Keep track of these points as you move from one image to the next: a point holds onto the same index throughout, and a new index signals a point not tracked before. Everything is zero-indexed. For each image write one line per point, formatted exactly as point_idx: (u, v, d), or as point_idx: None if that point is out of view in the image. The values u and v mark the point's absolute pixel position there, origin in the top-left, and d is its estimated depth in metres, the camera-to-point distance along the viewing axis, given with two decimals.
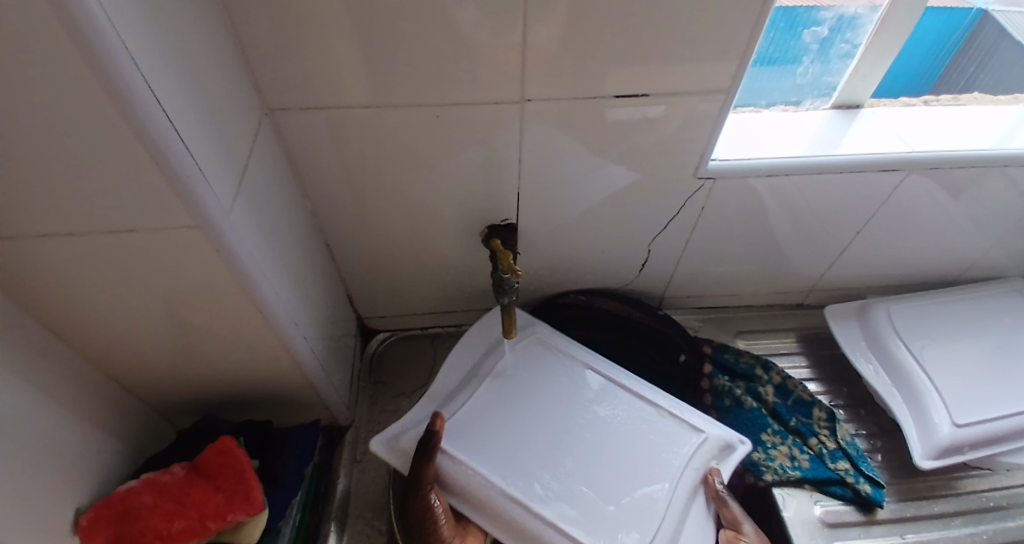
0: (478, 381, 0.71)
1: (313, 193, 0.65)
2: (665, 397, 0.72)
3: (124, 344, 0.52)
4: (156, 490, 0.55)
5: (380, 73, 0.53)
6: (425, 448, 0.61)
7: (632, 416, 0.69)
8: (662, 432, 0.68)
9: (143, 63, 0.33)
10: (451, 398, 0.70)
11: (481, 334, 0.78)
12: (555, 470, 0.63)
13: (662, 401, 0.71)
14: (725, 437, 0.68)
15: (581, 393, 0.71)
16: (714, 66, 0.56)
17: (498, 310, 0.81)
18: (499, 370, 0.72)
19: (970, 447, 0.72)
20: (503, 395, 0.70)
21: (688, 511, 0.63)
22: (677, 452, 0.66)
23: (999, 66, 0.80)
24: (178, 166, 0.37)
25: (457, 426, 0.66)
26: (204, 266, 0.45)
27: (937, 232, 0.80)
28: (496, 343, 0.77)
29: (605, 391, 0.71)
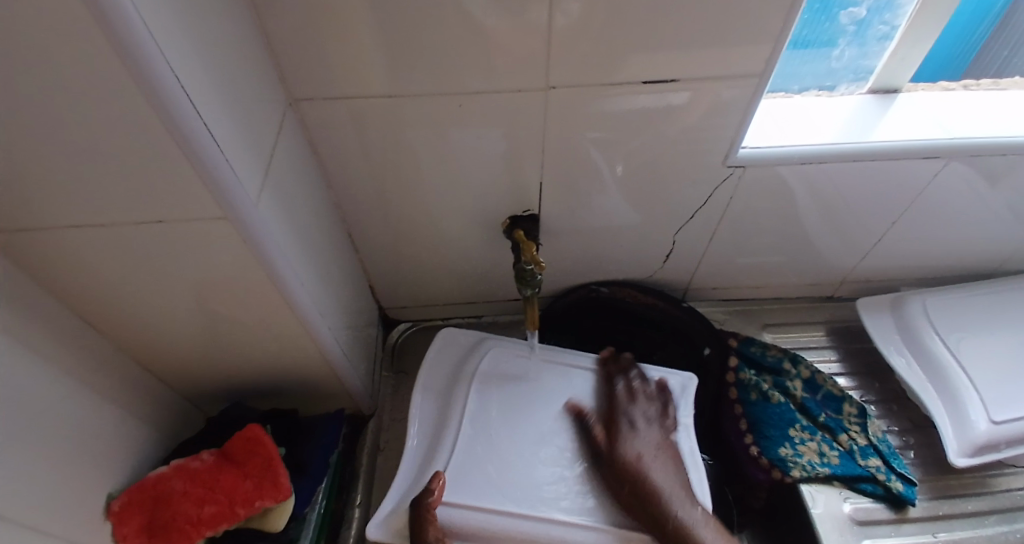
0: (456, 407, 0.66)
1: (336, 184, 0.65)
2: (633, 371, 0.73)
3: (155, 333, 0.54)
4: (187, 476, 0.56)
5: (401, 61, 0.52)
6: (422, 506, 0.56)
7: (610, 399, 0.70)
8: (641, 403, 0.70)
9: (172, 54, 0.33)
10: (443, 426, 0.65)
11: (448, 352, 0.73)
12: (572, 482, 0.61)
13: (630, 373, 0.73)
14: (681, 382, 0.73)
15: (563, 392, 0.70)
16: (747, 50, 0.54)
17: (455, 331, 0.75)
18: (475, 391, 0.68)
19: (1008, 445, 0.70)
20: (485, 416, 0.66)
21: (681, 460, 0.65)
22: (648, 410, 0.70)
23: None
24: (207, 158, 0.37)
25: (455, 467, 0.61)
26: (231, 256, 0.45)
27: (978, 222, 0.77)
28: (466, 362, 0.72)
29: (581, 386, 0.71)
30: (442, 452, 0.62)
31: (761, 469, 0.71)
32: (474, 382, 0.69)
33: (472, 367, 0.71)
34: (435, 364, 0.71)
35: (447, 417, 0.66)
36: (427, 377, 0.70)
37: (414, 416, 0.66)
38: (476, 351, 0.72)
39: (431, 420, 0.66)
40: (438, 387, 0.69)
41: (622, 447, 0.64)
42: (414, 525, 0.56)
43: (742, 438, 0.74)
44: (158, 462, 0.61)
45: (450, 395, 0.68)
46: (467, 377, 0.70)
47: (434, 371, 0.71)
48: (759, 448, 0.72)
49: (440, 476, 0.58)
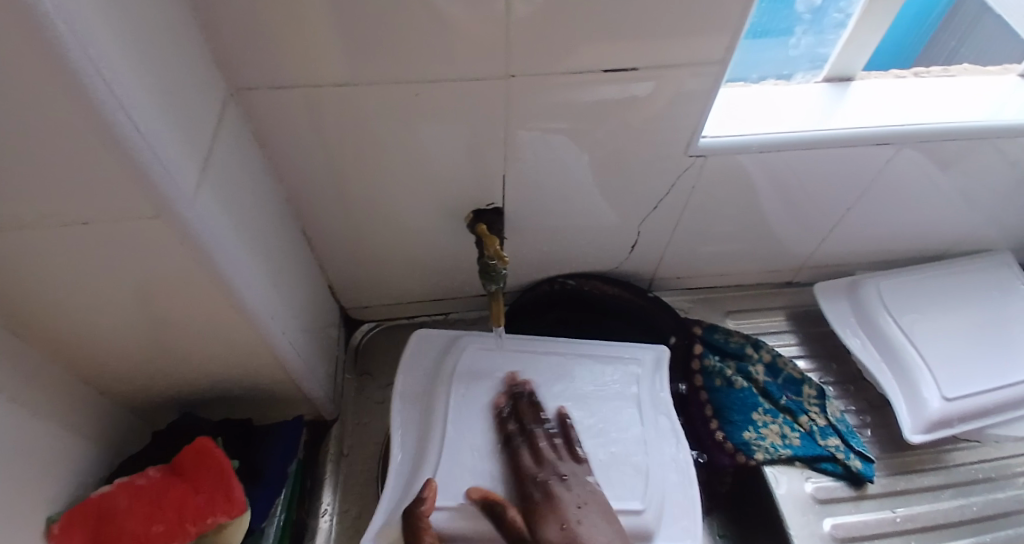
0: (440, 410, 0.63)
1: (288, 178, 0.62)
2: (605, 354, 0.71)
3: (90, 342, 0.50)
4: (133, 491, 0.53)
5: (356, 47, 0.49)
6: (414, 515, 0.54)
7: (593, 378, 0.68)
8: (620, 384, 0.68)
9: (90, 36, 0.29)
10: (429, 425, 0.63)
11: (420, 350, 0.71)
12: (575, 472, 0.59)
13: (604, 351, 0.72)
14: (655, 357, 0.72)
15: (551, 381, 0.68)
16: (708, 37, 0.53)
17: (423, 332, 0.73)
18: (456, 393, 0.65)
19: (959, 421, 0.73)
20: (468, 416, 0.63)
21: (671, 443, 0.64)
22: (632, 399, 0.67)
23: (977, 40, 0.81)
24: (136, 153, 0.34)
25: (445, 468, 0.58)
26: (171, 257, 0.42)
27: (927, 206, 0.80)
28: (441, 356, 0.70)
29: (562, 369, 0.69)
30: (430, 457, 0.59)
31: (726, 454, 0.72)
32: (454, 382, 0.66)
33: (449, 366, 0.68)
34: (412, 358, 0.70)
35: (431, 422, 0.63)
36: (406, 385, 0.67)
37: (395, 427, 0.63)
38: (451, 352, 0.70)
39: (416, 428, 0.63)
40: (417, 394, 0.67)
41: (539, 530, 0.54)
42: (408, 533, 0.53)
43: (707, 424, 0.74)
44: (103, 480, 0.57)
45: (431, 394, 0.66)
46: (445, 378, 0.67)
47: (412, 378, 0.68)
48: (724, 432, 0.74)
49: (432, 482, 0.56)
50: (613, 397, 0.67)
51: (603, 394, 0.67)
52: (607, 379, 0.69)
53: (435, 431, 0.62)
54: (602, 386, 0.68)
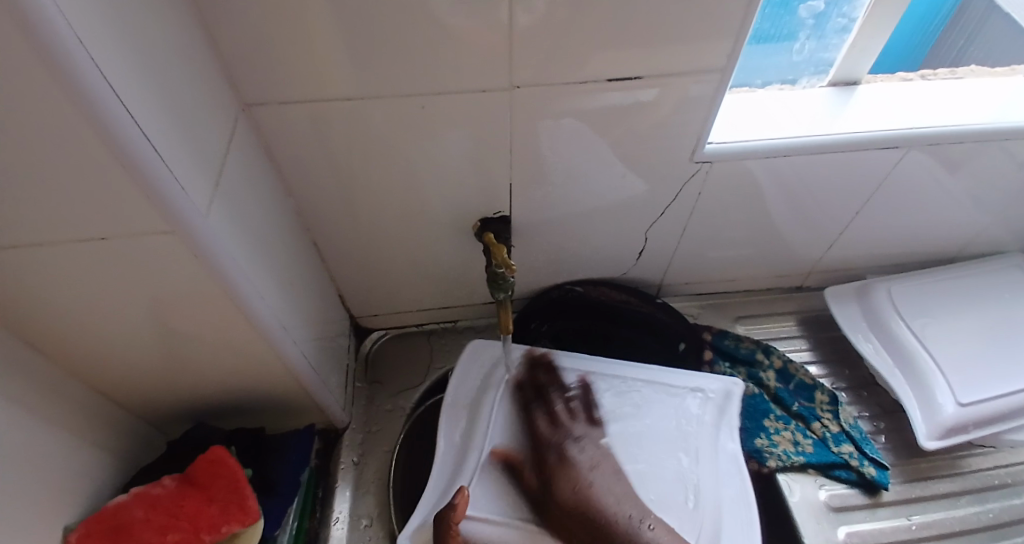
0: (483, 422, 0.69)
1: (297, 190, 0.63)
2: (660, 375, 0.74)
3: (105, 354, 0.51)
4: (147, 504, 0.53)
5: (362, 62, 0.51)
6: (446, 520, 0.60)
7: (646, 400, 0.71)
8: (672, 407, 0.71)
9: (102, 58, 0.31)
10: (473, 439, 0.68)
11: (471, 363, 0.76)
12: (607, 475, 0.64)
13: (660, 375, 0.74)
14: (721, 388, 0.72)
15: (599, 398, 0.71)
16: (709, 45, 0.54)
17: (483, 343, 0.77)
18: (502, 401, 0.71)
19: (975, 426, 0.72)
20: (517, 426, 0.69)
21: (723, 467, 0.66)
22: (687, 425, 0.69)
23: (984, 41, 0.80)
24: (147, 170, 0.35)
25: (481, 475, 0.65)
26: (184, 271, 0.43)
27: (937, 209, 0.79)
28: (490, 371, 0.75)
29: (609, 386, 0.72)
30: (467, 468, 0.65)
31: None
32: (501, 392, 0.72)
33: (497, 379, 0.73)
34: (464, 372, 0.75)
35: (473, 431, 0.69)
36: (454, 395, 0.72)
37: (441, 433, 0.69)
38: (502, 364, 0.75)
39: (458, 437, 0.69)
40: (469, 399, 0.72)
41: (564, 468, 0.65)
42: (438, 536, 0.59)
43: None
44: (118, 490, 0.58)
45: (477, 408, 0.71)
46: (493, 390, 0.72)
47: (463, 385, 0.73)
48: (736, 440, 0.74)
49: (463, 491, 0.61)
50: (676, 424, 0.69)
51: (664, 420, 0.69)
52: (670, 405, 0.71)
53: (477, 442, 0.68)
54: (664, 413, 0.70)
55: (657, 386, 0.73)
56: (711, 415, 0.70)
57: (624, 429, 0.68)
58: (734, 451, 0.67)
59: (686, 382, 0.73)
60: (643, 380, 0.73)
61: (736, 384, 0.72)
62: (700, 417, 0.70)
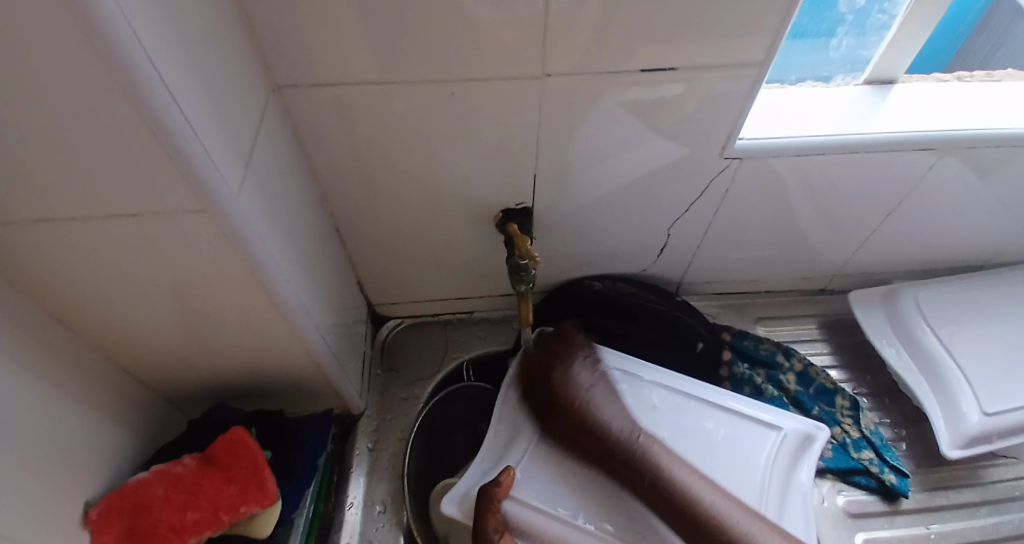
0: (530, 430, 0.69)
1: (322, 174, 0.63)
2: (740, 401, 0.71)
3: (131, 331, 0.51)
4: (167, 482, 0.54)
5: (393, 45, 0.50)
6: (489, 495, 0.60)
7: (716, 423, 0.69)
8: (745, 436, 0.68)
9: (143, 33, 0.30)
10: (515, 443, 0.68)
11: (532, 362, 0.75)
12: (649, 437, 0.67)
13: (740, 404, 0.70)
14: (806, 429, 0.68)
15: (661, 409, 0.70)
16: (748, 38, 0.52)
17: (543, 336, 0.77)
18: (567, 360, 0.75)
19: (1000, 437, 0.70)
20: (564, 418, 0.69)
21: (785, 506, 0.63)
22: (757, 456, 0.66)
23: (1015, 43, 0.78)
24: (182, 145, 0.34)
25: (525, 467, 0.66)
26: (212, 251, 0.43)
27: (969, 215, 0.77)
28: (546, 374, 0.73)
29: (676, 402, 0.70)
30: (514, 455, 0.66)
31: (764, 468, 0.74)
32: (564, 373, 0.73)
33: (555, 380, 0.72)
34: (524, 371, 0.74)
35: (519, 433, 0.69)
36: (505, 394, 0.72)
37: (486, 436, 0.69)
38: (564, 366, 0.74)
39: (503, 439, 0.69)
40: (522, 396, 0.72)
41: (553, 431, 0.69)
42: (477, 513, 0.60)
43: None
44: (138, 467, 0.58)
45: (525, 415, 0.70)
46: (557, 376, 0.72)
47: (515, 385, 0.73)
48: None
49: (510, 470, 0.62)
50: (747, 446, 0.67)
51: (733, 440, 0.67)
52: (744, 428, 0.69)
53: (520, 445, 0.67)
54: (737, 435, 0.68)
55: (733, 412, 0.70)
56: (788, 445, 0.67)
57: (683, 445, 0.66)
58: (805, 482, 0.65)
59: (770, 416, 0.69)
60: (719, 405, 0.70)
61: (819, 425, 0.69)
62: (776, 455, 0.66)
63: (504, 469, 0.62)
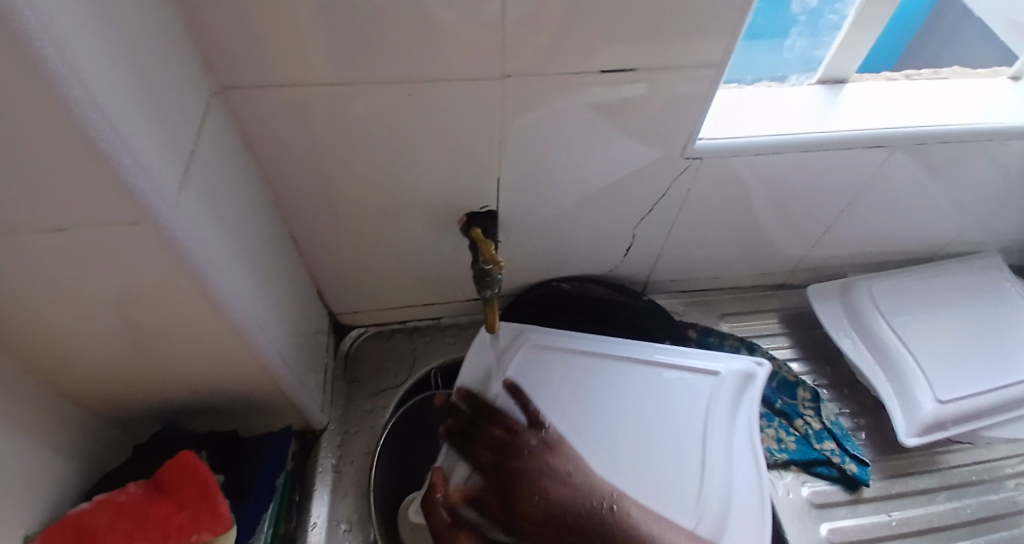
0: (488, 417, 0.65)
1: (275, 179, 0.60)
2: (676, 356, 0.70)
3: (67, 353, 0.47)
4: (112, 510, 0.50)
5: (349, 44, 0.48)
6: (432, 502, 0.59)
7: (657, 386, 0.67)
8: (686, 391, 0.67)
9: (63, 32, 0.28)
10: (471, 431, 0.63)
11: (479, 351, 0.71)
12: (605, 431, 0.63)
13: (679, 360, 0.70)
14: (744, 371, 0.68)
15: (605, 385, 0.67)
16: (709, 37, 0.52)
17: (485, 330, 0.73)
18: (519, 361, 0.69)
19: (954, 423, 0.73)
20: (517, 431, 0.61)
21: (735, 454, 0.62)
22: (698, 408, 0.65)
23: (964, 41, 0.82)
24: (111, 154, 0.32)
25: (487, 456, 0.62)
26: (153, 265, 0.40)
27: (919, 208, 0.80)
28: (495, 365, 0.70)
29: (614, 373, 0.68)
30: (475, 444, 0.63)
31: None
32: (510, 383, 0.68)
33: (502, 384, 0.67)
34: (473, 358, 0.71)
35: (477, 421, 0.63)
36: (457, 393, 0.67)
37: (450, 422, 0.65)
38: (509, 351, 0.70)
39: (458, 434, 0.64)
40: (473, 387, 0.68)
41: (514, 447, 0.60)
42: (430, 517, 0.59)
43: None
44: (80, 496, 0.54)
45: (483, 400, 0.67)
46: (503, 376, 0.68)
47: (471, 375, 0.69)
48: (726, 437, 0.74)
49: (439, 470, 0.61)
50: (690, 402, 0.66)
51: (681, 404, 0.66)
52: (687, 387, 0.67)
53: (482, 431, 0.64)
54: (681, 395, 0.67)
55: (672, 371, 0.69)
56: (731, 396, 0.66)
57: (630, 414, 0.65)
58: (753, 435, 0.64)
59: (707, 366, 0.69)
60: (655, 367, 0.69)
61: (759, 367, 0.68)
62: (720, 405, 0.66)
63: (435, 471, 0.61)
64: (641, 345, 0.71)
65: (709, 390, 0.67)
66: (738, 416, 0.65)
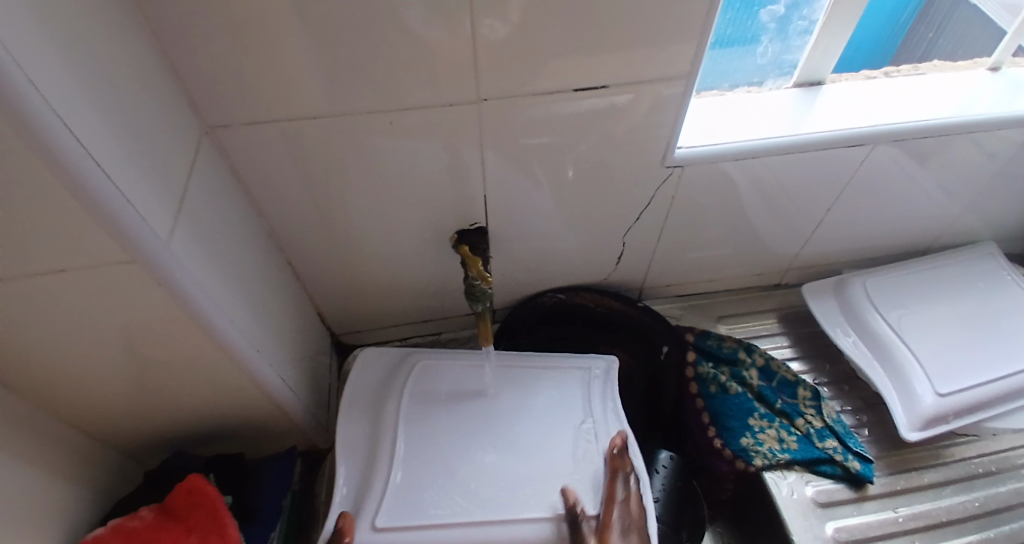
0: (387, 432, 0.61)
1: (268, 211, 0.62)
2: (544, 359, 0.71)
3: (75, 388, 0.50)
4: (124, 537, 0.52)
5: (328, 79, 0.50)
6: None
7: (527, 390, 0.68)
8: (553, 388, 0.68)
9: (53, 93, 0.30)
10: (376, 453, 0.60)
11: (370, 369, 0.69)
12: (483, 443, 0.61)
13: (547, 361, 0.71)
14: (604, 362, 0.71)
15: (491, 396, 0.66)
16: (674, 49, 0.54)
17: (372, 352, 0.70)
18: (416, 381, 0.67)
19: (955, 416, 0.72)
20: (419, 463, 0.59)
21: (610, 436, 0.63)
22: (568, 400, 0.66)
23: (956, 31, 0.81)
24: (102, 199, 0.34)
25: (398, 477, 0.58)
26: (150, 300, 0.42)
27: (908, 201, 0.80)
28: (388, 380, 0.67)
29: (492, 383, 0.68)
30: (382, 461, 0.59)
31: (723, 461, 0.72)
32: (405, 399, 0.65)
33: (392, 408, 0.64)
34: (359, 375, 0.68)
35: (377, 452, 0.60)
36: (348, 420, 0.63)
37: (342, 439, 0.61)
38: (400, 371, 0.68)
39: (364, 445, 0.61)
40: (367, 401, 0.65)
41: None
42: None
43: (706, 432, 0.75)
44: (92, 526, 0.56)
45: (380, 410, 0.64)
46: (396, 391, 0.66)
47: (358, 398, 0.65)
48: (721, 440, 0.73)
49: (345, 516, 0.54)
50: (560, 397, 0.67)
51: (559, 400, 0.66)
52: (556, 385, 0.68)
53: (384, 449, 0.60)
54: (551, 391, 0.68)
55: (538, 372, 0.70)
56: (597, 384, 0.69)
57: (503, 421, 0.64)
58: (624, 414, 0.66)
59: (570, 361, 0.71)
60: (522, 371, 0.70)
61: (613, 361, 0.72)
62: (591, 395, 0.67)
63: (341, 516, 0.54)
64: (513, 353, 0.72)
65: (580, 383, 0.69)
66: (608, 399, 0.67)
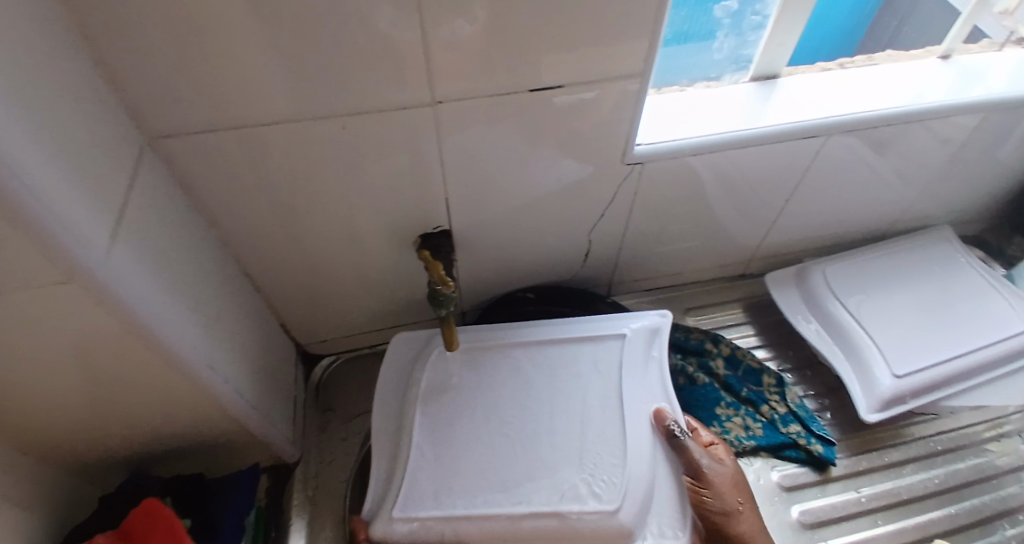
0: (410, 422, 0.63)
1: (222, 221, 0.60)
2: (575, 326, 0.70)
3: (19, 415, 0.48)
4: None
5: (279, 86, 0.49)
6: None
7: (559, 360, 0.67)
8: (585, 356, 0.67)
9: None
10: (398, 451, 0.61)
11: (395, 359, 0.69)
12: (514, 422, 0.62)
13: (580, 327, 0.69)
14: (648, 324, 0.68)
15: (517, 372, 0.67)
16: (629, 48, 0.54)
17: (406, 335, 0.72)
18: (441, 367, 0.68)
19: (913, 396, 0.75)
20: (442, 449, 0.61)
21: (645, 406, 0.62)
22: (603, 369, 0.65)
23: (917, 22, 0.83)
24: (34, 220, 0.33)
25: (417, 465, 0.60)
26: (94, 320, 0.41)
27: (864, 190, 0.82)
28: (412, 370, 0.68)
29: (520, 360, 0.68)
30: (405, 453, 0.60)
31: None
32: (428, 386, 0.66)
33: (417, 395, 0.65)
34: (389, 368, 0.69)
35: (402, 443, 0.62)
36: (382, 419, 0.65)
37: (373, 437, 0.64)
38: (426, 356, 0.69)
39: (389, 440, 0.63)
40: (395, 395, 0.67)
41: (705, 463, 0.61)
42: None
43: None
44: None
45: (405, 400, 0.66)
46: (421, 379, 0.67)
47: (388, 388, 0.67)
48: None
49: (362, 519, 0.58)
50: (592, 365, 0.66)
51: (588, 368, 0.66)
52: (589, 352, 0.67)
53: (406, 444, 0.61)
54: (585, 358, 0.67)
55: (570, 341, 0.68)
56: (638, 349, 0.66)
57: (530, 395, 0.64)
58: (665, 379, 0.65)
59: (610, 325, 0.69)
60: (555, 342, 0.68)
61: (661, 325, 0.68)
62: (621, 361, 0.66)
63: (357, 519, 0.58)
64: (541, 323, 0.71)
65: (616, 350, 0.67)
66: (649, 365, 0.66)
